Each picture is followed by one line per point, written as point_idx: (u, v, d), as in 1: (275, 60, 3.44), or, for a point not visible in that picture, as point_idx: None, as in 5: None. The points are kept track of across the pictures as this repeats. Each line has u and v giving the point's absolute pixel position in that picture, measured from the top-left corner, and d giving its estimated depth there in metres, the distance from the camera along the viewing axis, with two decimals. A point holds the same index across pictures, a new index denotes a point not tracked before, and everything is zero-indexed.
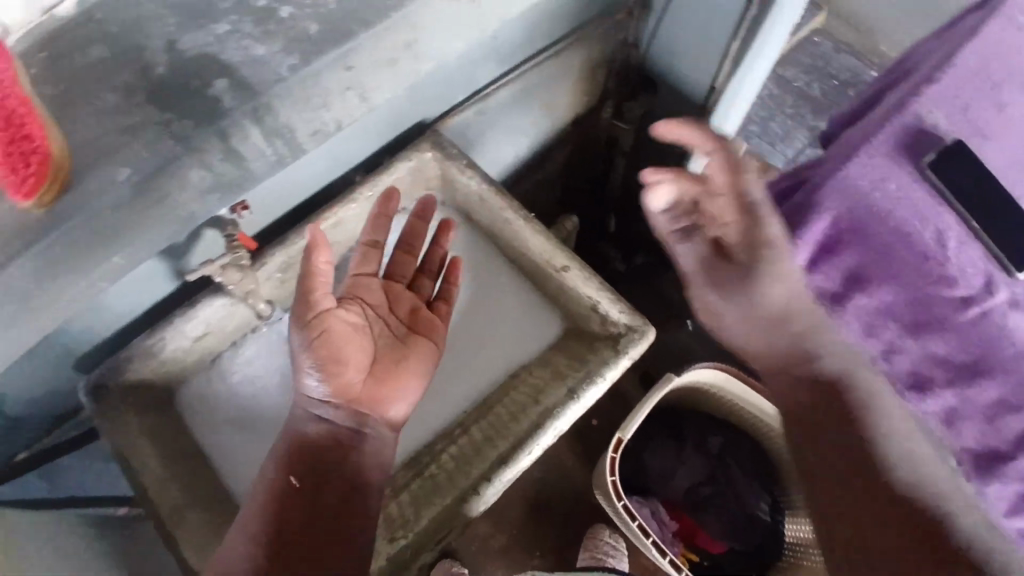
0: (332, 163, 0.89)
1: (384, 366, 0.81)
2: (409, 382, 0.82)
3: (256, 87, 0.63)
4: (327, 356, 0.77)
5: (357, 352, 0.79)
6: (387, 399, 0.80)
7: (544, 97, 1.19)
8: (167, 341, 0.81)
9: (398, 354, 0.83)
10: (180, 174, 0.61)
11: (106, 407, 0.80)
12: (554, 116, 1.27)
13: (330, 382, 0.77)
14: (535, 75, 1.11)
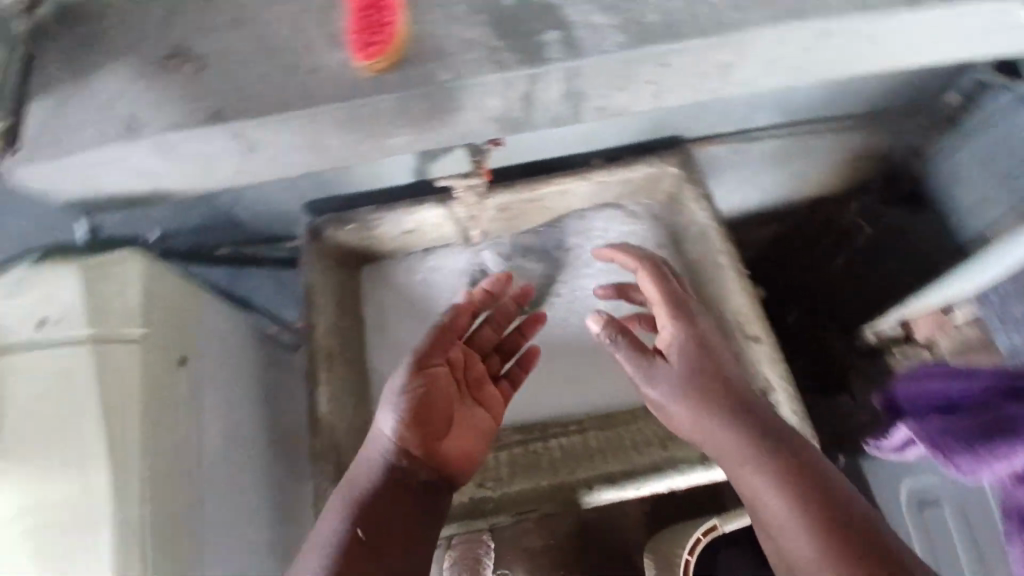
0: (585, 138, 0.90)
1: (452, 429, 0.77)
2: (469, 451, 0.78)
3: (581, 49, 0.64)
4: (416, 407, 0.72)
5: (438, 410, 0.75)
6: (446, 465, 0.75)
7: (807, 163, 1.09)
8: (384, 220, 0.90)
9: (471, 422, 0.79)
10: (482, 97, 0.66)
11: (315, 247, 0.89)
12: (807, 187, 1.15)
13: (407, 431, 0.72)
14: (812, 139, 1.02)
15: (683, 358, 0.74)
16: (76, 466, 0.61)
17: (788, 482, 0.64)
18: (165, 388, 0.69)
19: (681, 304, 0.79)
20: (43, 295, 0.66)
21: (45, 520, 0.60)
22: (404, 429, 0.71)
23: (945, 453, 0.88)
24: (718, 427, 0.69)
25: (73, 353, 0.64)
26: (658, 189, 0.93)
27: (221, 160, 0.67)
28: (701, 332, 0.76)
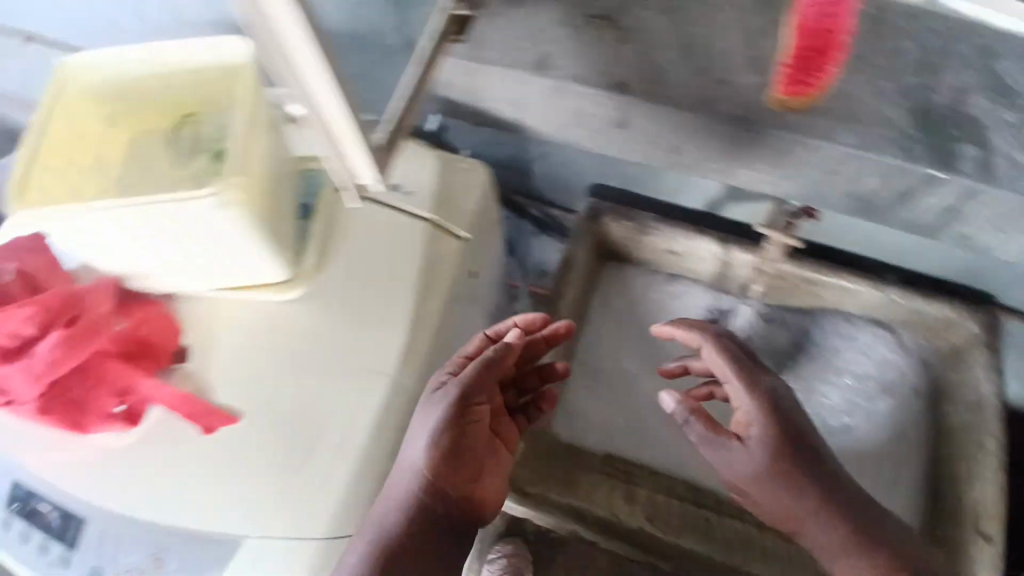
0: (895, 249, 0.84)
1: (478, 468, 0.60)
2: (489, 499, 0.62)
3: (993, 178, 0.60)
4: (452, 436, 0.57)
5: (474, 447, 0.59)
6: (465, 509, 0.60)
7: None
8: (660, 234, 0.87)
9: (495, 462, 0.63)
10: (865, 171, 0.63)
11: (587, 228, 0.88)
12: None
13: (435, 463, 0.56)
14: None
15: (763, 433, 0.64)
16: (376, 333, 0.61)
17: (828, 510, 0.62)
18: (460, 298, 0.67)
19: (747, 365, 0.69)
20: (408, 171, 0.68)
21: (331, 368, 0.59)
22: (444, 445, 0.56)
23: None
24: (743, 461, 0.65)
25: (412, 232, 0.65)
26: (944, 337, 0.84)
27: (591, 120, 0.71)
28: (778, 395, 0.67)
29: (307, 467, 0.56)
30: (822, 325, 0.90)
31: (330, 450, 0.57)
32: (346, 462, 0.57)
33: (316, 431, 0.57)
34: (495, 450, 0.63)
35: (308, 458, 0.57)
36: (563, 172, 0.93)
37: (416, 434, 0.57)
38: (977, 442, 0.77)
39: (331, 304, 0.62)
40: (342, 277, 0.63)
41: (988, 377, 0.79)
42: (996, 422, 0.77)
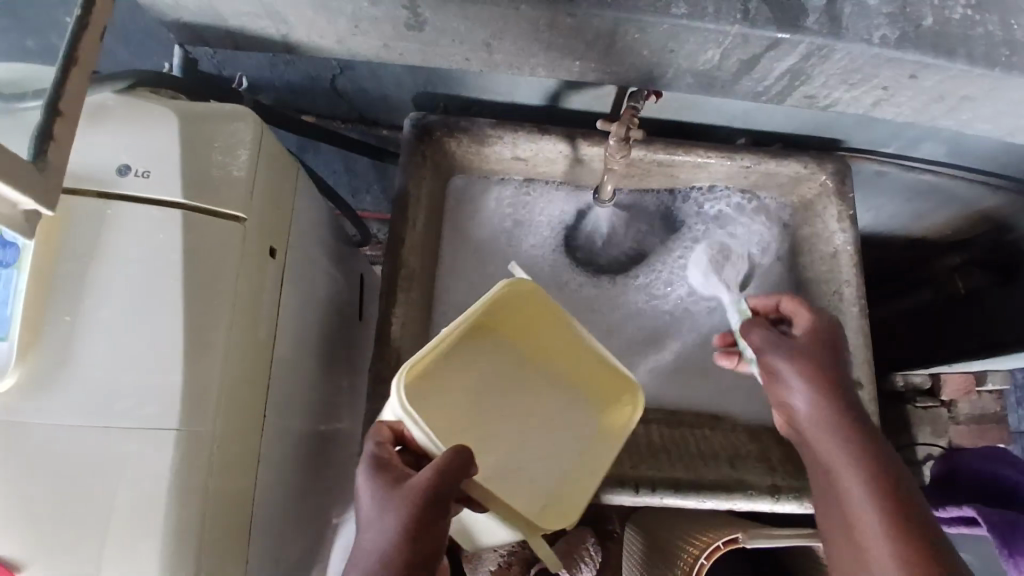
0: (741, 117, 0.79)
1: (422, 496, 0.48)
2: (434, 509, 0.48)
3: (844, 30, 0.54)
4: (427, 511, 0.48)
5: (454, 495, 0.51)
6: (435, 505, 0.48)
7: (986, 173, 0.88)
8: (496, 144, 0.78)
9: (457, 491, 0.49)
10: (700, 49, 0.55)
11: (418, 149, 0.76)
12: (995, 173, 0.87)
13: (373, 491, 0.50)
14: (984, 158, 0.85)
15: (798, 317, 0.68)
16: (151, 380, 0.47)
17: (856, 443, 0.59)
18: (257, 288, 0.54)
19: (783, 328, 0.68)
20: (135, 143, 0.51)
21: (103, 440, 0.46)
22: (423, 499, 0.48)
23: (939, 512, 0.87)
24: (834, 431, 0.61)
25: (158, 224, 0.50)
26: (799, 192, 0.82)
27: (367, 18, 0.54)
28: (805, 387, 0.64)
29: (139, 545, 0.46)
30: (680, 204, 0.86)
31: (127, 532, 0.46)
32: (156, 541, 0.46)
33: (120, 502, 0.46)
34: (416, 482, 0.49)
35: (104, 550, 0.46)
36: (375, 84, 0.78)
37: (369, 526, 0.49)
38: (834, 293, 0.78)
39: (81, 355, 0.47)
40: (87, 316, 0.48)
41: (840, 226, 0.78)
42: (850, 268, 0.77)
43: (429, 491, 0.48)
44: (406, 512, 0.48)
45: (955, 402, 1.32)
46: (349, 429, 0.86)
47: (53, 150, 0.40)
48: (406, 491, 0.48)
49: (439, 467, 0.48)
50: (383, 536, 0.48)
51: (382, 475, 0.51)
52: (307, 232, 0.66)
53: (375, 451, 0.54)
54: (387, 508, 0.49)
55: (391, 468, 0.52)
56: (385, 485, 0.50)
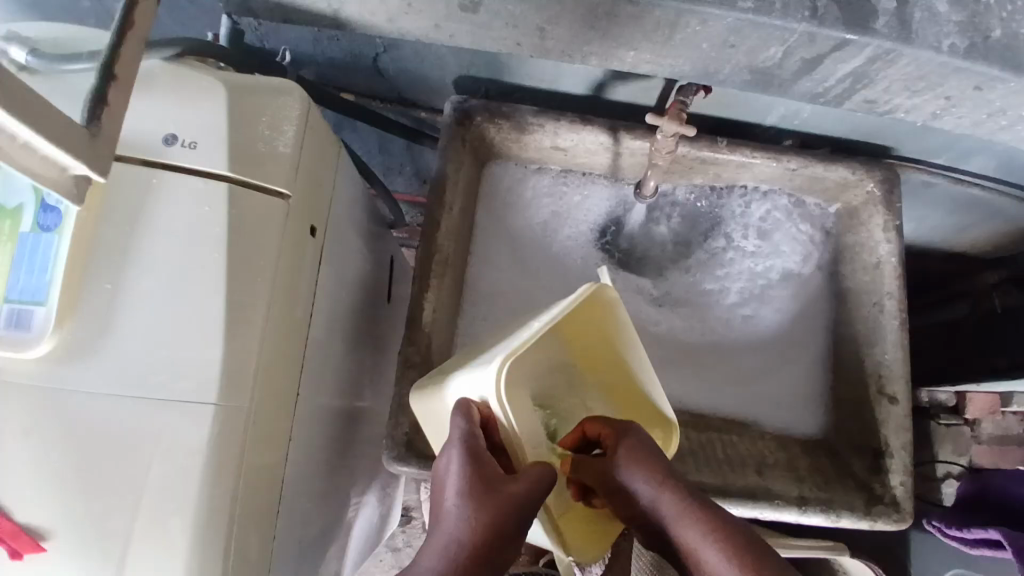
0: (791, 118, 0.77)
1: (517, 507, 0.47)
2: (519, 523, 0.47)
3: (913, 36, 0.52)
4: (519, 520, 0.47)
5: None
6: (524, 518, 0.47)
7: None
8: (537, 132, 0.77)
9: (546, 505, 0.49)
10: (761, 46, 0.53)
11: (459, 133, 0.75)
12: None
13: (462, 481, 0.48)
14: None
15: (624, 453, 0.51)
16: (190, 355, 0.47)
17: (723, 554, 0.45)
18: (296, 266, 0.53)
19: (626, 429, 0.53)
20: (183, 113, 0.50)
21: (140, 411, 0.46)
22: (518, 513, 0.47)
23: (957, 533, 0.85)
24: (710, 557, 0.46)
25: (204, 197, 0.49)
26: (843, 199, 0.80)
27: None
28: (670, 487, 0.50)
29: (170, 517, 0.46)
30: (720, 205, 0.84)
31: (157, 504, 0.46)
32: (187, 515, 0.46)
33: (153, 474, 0.46)
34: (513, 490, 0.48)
35: (134, 520, 0.46)
36: (417, 65, 0.77)
37: (448, 515, 0.48)
38: (874, 305, 0.76)
39: (122, 324, 0.47)
40: (130, 286, 0.48)
41: (885, 235, 0.76)
42: (892, 280, 0.75)
43: (528, 501, 0.48)
44: (499, 516, 0.47)
45: (979, 420, 1.29)
46: (371, 410, 0.86)
47: (105, 116, 0.39)
48: (505, 496, 0.47)
49: (543, 480, 0.49)
50: (466, 527, 0.46)
51: (475, 465, 0.49)
52: (344, 212, 0.66)
53: (465, 438, 0.51)
54: (479, 504, 0.47)
55: (484, 460, 0.50)
56: (475, 480, 0.48)
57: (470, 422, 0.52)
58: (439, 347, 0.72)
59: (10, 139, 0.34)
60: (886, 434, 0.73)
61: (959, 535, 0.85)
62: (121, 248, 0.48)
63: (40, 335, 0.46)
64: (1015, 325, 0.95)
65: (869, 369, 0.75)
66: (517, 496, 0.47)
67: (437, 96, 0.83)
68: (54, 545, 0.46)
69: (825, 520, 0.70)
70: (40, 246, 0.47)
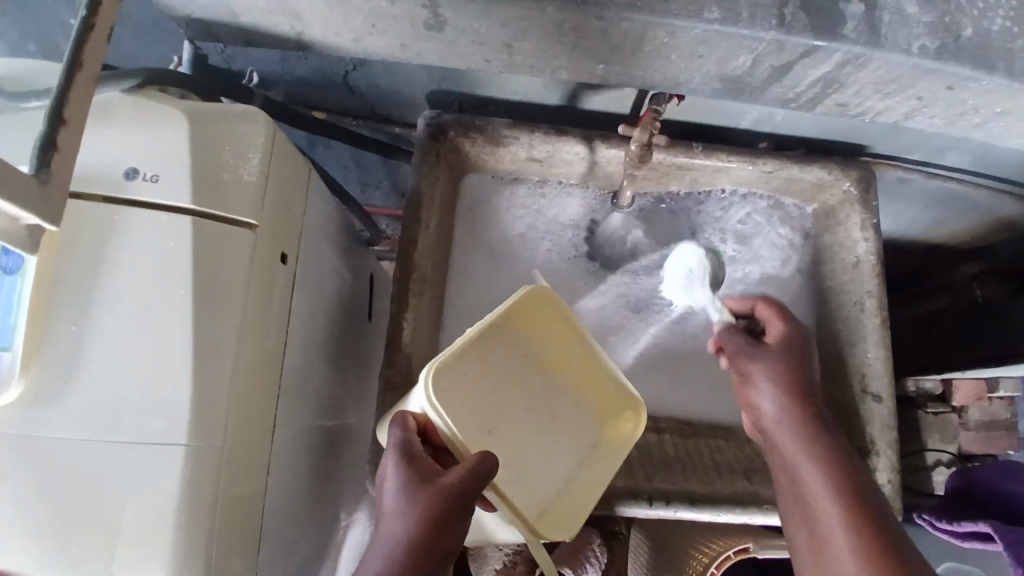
0: (765, 121, 0.77)
1: (451, 497, 0.50)
2: (460, 514, 0.50)
3: (881, 39, 0.52)
4: (457, 510, 0.49)
5: None
6: (463, 506, 0.50)
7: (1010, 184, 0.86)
8: (512, 144, 0.76)
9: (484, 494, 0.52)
10: (731, 55, 0.53)
11: (432, 148, 0.74)
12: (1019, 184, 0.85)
13: (399, 481, 0.51)
14: (1010, 168, 0.82)
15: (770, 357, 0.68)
16: (160, 395, 0.46)
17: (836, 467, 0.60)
18: (267, 296, 0.52)
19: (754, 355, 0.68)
20: (143, 145, 0.49)
21: (111, 455, 0.45)
22: (454, 501, 0.50)
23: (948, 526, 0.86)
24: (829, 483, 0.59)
25: (167, 231, 0.48)
26: (821, 199, 0.81)
27: (384, 18, 0.51)
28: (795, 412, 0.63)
29: (145, 562, 0.45)
30: (699, 209, 0.84)
31: (132, 550, 0.45)
32: (163, 559, 0.45)
33: (126, 518, 0.45)
34: (447, 480, 0.50)
35: (109, 568, 0.45)
36: (388, 80, 0.76)
37: (390, 516, 0.50)
38: (855, 304, 0.76)
39: (87, 365, 0.46)
40: (95, 326, 0.47)
41: (863, 234, 0.77)
42: (871, 279, 0.75)
43: (463, 489, 0.50)
44: (436, 509, 0.49)
45: (966, 408, 1.30)
46: (357, 429, 0.85)
47: (55, 160, 0.38)
48: (440, 488, 0.50)
49: (476, 468, 0.51)
50: (406, 521, 0.49)
51: (410, 464, 0.52)
52: (317, 234, 0.64)
53: (401, 442, 0.54)
54: (415, 498, 0.50)
55: (420, 459, 0.52)
56: (412, 478, 0.51)
57: (405, 428, 0.55)
58: (421, 366, 0.71)
59: None
60: (872, 433, 0.73)
61: (950, 528, 0.85)
62: (84, 286, 0.47)
63: (8, 381, 0.45)
64: (993, 316, 0.96)
65: (852, 368, 0.75)
66: (451, 484, 0.50)
67: (410, 110, 0.82)
68: None
69: None
70: (3, 289, 0.46)
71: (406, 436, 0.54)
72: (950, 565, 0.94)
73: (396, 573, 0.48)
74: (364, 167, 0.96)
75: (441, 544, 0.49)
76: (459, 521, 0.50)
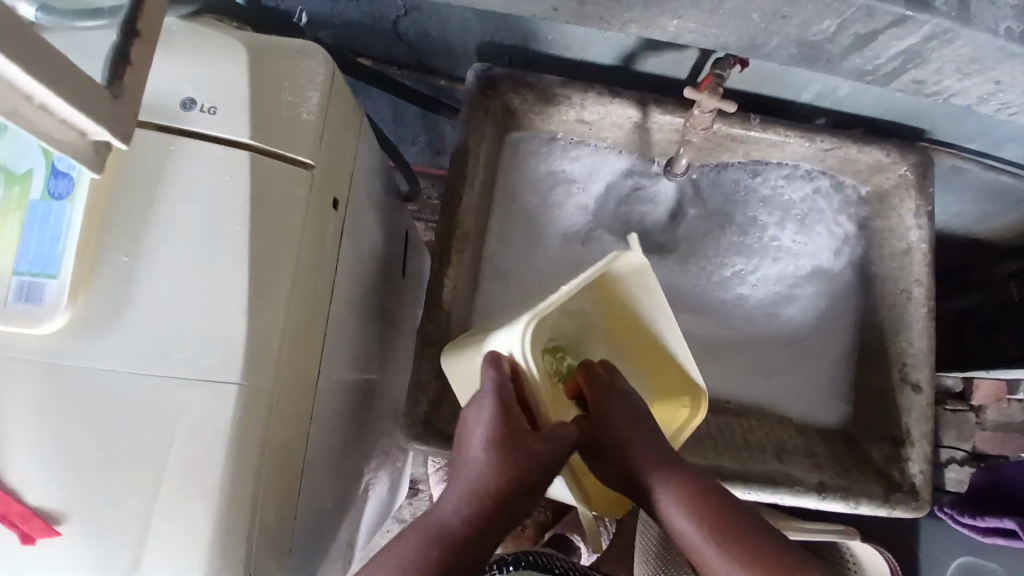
0: (826, 94, 0.74)
1: (537, 462, 0.52)
2: (541, 477, 0.53)
3: (974, 14, 0.49)
4: (539, 473, 0.52)
5: None
6: (545, 471, 0.53)
7: None
8: (562, 103, 0.73)
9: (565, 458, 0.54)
10: (812, 21, 0.51)
11: (481, 103, 0.72)
12: None
13: (487, 432, 0.52)
14: None
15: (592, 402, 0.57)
16: (212, 333, 0.45)
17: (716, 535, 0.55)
18: (319, 238, 0.51)
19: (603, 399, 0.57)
20: (201, 75, 0.47)
21: (165, 392, 0.45)
22: (540, 466, 0.52)
23: (970, 520, 0.87)
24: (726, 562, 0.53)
25: (225, 165, 0.46)
26: (876, 181, 0.78)
27: None
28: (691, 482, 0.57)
29: (194, 498, 0.45)
30: (749, 183, 0.82)
31: (180, 487, 0.45)
32: (211, 497, 0.45)
33: (176, 454, 0.45)
34: (536, 444, 0.52)
35: (155, 503, 0.45)
36: (439, 29, 0.73)
37: (475, 464, 0.52)
38: (902, 292, 0.74)
39: (140, 299, 0.45)
40: (149, 258, 0.45)
41: (916, 221, 0.75)
42: (922, 267, 0.74)
43: (548, 457, 0.52)
44: (520, 469, 0.52)
45: (984, 408, 1.29)
46: (385, 383, 0.85)
47: (128, 74, 0.36)
48: (531, 449, 0.52)
49: (559, 439, 0.53)
50: (490, 473, 0.51)
51: (505, 416, 0.53)
52: (363, 182, 0.63)
53: (495, 390, 0.53)
54: (506, 456, 0.52)
55: (512, 411, 0.53)
56: (504, 434, 0.52)
57: (500, 375, 0.54)
58: (458, 325, 0.70)
59: (25, 100, 0.31)
60: (908, 423, 0.72)
61: (973, 522, 0.87)
62: (137, 217, 0.46)
63: (55, 309, 0.44)
64: None
65: (895, 356, 0.74)
66: (537, 451, 0.52)
67: (458, 62, 0.79)
68: (68, 529, 0.44)
69: (843, 506, 0.70)
70: (51, 215, 0.44)
71: (500, 386, 0.53)
72: (965, 561, 0.95)
73: (471, 519, 0.51)
74: (402, 118, 0.94)
75: (518, 497, 0.52)
76: (538, 481, 0.53)
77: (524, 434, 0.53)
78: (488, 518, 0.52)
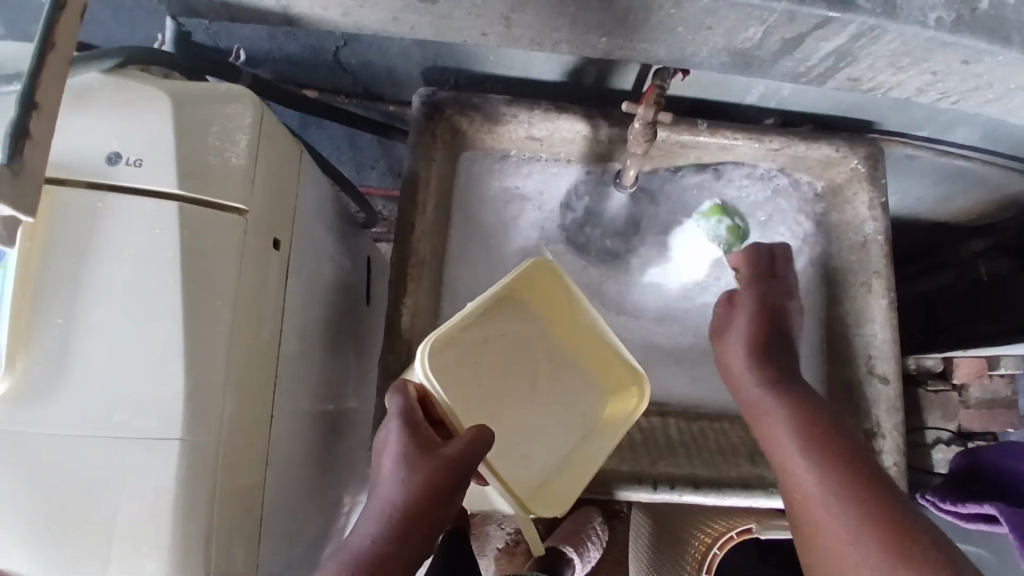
0: (771, 94, 0.74)
1: (444, 470, 0.54)
2: (453, 486, 0.54)
3: (897, 9, 0.49)
4: (451, 481, 0.54)
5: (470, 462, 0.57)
6: (456, 479, 0.54)
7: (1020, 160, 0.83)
8: (510, 122, 0.73)
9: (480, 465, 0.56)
10: (738, 28, 0.51)
11: (428, 128, 0.71)
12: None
13: (395, 450, 0.55)
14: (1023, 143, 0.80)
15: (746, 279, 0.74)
16: (152, 388, 0.44)
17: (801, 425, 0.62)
18: (260, 282, 0.50)
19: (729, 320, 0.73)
20: (125, 129, 0.47)
21: (108, 454, 0.44)
22: (449, 474, 0.53)
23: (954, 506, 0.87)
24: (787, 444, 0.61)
25: (153, 218, 0.46)
26: (829, 175, 0.79)
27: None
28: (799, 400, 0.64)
29: (145, 558, 0.44)
30: (705, 186, 0.82)
31: (130, 549, 0.44)
32: (163, 555, 0.44)
33: (125, 516, 0.44)
34: (440, 454, 0.54)
35: (107, 567, 0.44)
36: (380, 57, 0.73)
37: (389, 482, 0.54)
38: (862, 285, 0.75)
39: (76, 361, 0.44)
40: (83, 318, 0.45)
41: (871, 213, 0.75)
42: (879, 259, 0.74)
43: (458, 466, 0.54)
44: (427, 483, 0.54)
45: (967, 386, 1.29)
46: (358, 413, 0.84)
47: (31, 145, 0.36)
48: (438, 460, 0.54)
49: (468, 445, 0.54)
50: (400, 490, 0.54)
51: (412, 434, 0.56)
52: (311, 218, 0.62)
53: (402, 413, 0.57)
54: (414, 470, 0.54)
55: (420, 430, 0.56)
56: (411, 450, 0.55)
57: (406, 398, 0.58)
58: None
59: None
60: (878, 417, 0.72)
61: (957, 508, 0.87)
62: (68, 277, 0.45)
63: None
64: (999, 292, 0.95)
65: (860, 350, 0.74)
66: (442, 460, 0.54)
67: (405, 87, 0.79)
68: None
69: None
70: None
71: (406, 408, 0.57)
72: None
73: (386, 541, 0.52)
74: (358, 145, 0.94)
75: (433, 510, 0.54)
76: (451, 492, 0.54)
77: (432, 447, 0.55)
78: (404, 537, 0.53)
